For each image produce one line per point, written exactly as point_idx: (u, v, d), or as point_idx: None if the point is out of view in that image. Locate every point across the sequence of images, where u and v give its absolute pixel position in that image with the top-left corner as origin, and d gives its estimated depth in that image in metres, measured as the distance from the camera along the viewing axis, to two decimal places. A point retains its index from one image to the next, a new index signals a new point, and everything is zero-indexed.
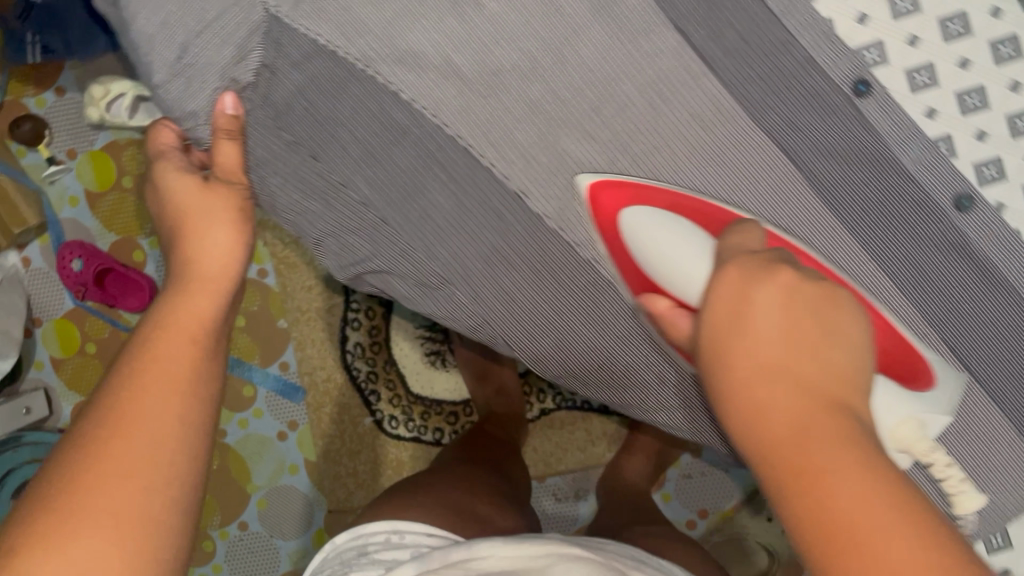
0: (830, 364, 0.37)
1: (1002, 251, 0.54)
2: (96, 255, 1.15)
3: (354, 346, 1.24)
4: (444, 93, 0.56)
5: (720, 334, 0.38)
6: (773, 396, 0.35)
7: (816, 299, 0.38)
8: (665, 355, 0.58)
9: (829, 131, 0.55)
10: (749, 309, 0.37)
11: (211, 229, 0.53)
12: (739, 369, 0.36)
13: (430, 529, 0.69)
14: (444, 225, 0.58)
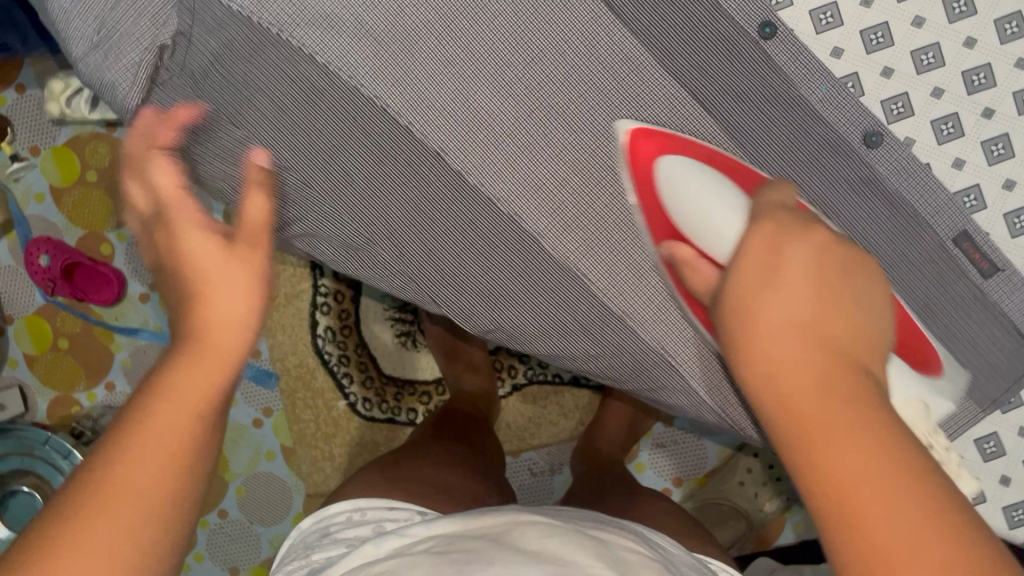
0: (856, 326, 0.39)
1: (911, 184, 0.55)
2: (63, 248, 1.10)
3: (324, 331, 1.24)
4: (356, 53, 0.56)
5: (747, 283, 0.39)
6: (792, 349, 0.37)
7: (842, 263, 0.41)
8: (589, 303, 0.59)
9: (738, 76, 0.56)
10: (781, 261, 0.39)
11: None
12: (773, 317, 0.37)
13: (391, 502, 0.65)
14: (366, 186, 0.59)
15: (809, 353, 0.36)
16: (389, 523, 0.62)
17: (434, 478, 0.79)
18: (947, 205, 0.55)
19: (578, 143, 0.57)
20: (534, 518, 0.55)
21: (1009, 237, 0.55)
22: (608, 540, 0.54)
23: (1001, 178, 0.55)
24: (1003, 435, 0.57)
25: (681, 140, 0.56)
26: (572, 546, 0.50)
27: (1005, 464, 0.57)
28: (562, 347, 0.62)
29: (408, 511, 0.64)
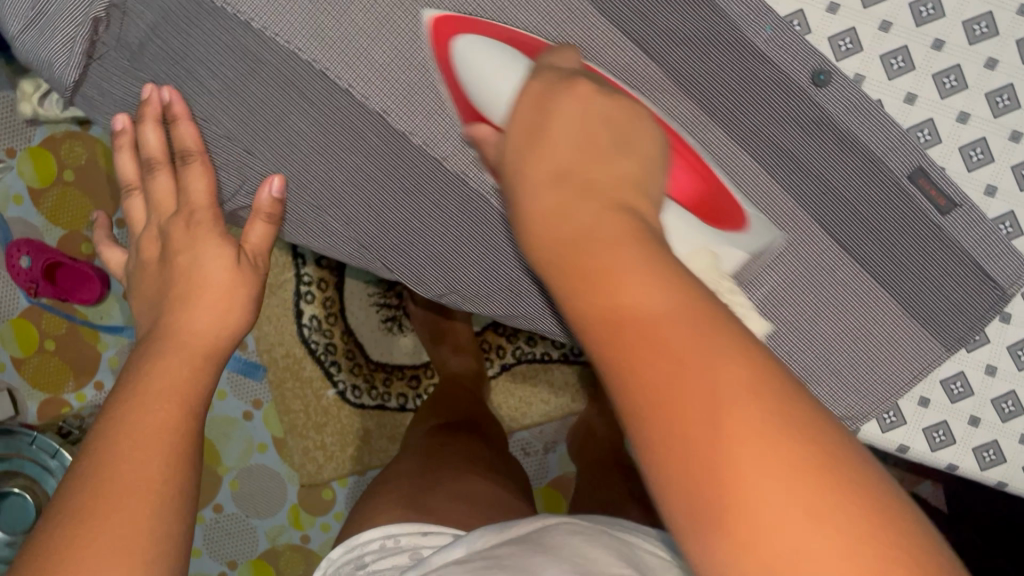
0: (623, 173, 0.37)
1: (865, 122, 0.54)
2: (43, 249, 1.08)
3: (310, 319, 1.25)
4: (292, 15, 0.54)
5: (519, 138, 0.39)
6: (557, 198, 0.35)
7: (610, 110, 0.39)
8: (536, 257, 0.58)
9: (681, 20, 0.55)
10: (547, 114, 0.39)
11: (198, 243, 0.56)
12: (531, 170, 0.37)
13: (426, 527, 0.65)
14: (309, 152, 0.58)
15: (568, 198, 0.35)
16: (427, 549, 0.63)
17: (432, 484, 0.77)
18: (901, 140, 0.54)
19: None
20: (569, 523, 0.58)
21: (966, 170, 0.55)
22: (633, 542, 0.59)
23: (955, 111, 0.54)
24: (967, 375, 0.56)
25: (478, 22, 0.55)
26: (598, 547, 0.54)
27: (971, 403, 0.56)
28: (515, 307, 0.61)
29: (444, 535, 0.64)
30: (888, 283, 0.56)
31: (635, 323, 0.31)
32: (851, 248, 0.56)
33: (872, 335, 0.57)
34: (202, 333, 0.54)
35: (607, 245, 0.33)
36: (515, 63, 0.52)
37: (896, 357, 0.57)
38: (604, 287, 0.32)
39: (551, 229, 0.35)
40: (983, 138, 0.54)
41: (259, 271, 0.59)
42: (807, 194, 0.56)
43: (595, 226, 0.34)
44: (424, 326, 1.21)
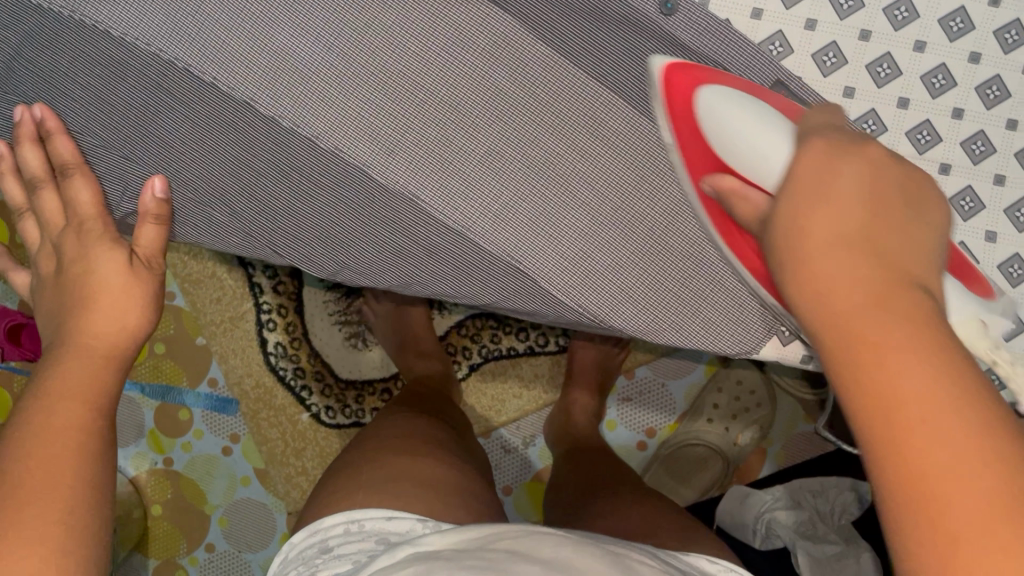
0: (911, 243, 0.39)
1: (715, 42, 0.54)
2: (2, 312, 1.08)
3: (275, 347, 1.28)
4: (151, 19, 0.55)
5: (797, 198, 0.40)
6: (834, 268, 0.37)
7: (902, 179, 0.41)
8: (607, 285, 0.58)
9: None
10: (833, 176, 0.39)
11: (89, 249, 0.57)
12: (817, 233, 0.38)
13: (390, 512, 0.69)
14: (183, 148, 0.59)
15: (861, 265, 0.37)
16: (391, 536, 0.67)
17: (388, 473, 0.77)
18: (755, 59, 0.54)
19: (386, 66, 0.57)
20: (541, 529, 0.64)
21: (822, 76, 0.55)
22: (623, 554, 0.61)
23: (803, 20, 0.55)
24: None
25: (714, 74, 0.51)
26: (585, 555, 0.59)
27: None
28: (404, 273, 0.62)
29: (408, 520, 0.68)
30: None
31: (901, 404, 0.33)
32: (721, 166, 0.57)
33: None
34: (104, 331, 0.56)
35: (876, 313, 0.35)
36: (774, 121, 0.46)
37: None
38: (874, 370, 0.34)
39: (832, 300, 0.37)
40: (834, 42, 0.55)
41: (154, 273, 0.60)
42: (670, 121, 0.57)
43: (877, 300, 0.36)
44: (387, 330, 1.25)
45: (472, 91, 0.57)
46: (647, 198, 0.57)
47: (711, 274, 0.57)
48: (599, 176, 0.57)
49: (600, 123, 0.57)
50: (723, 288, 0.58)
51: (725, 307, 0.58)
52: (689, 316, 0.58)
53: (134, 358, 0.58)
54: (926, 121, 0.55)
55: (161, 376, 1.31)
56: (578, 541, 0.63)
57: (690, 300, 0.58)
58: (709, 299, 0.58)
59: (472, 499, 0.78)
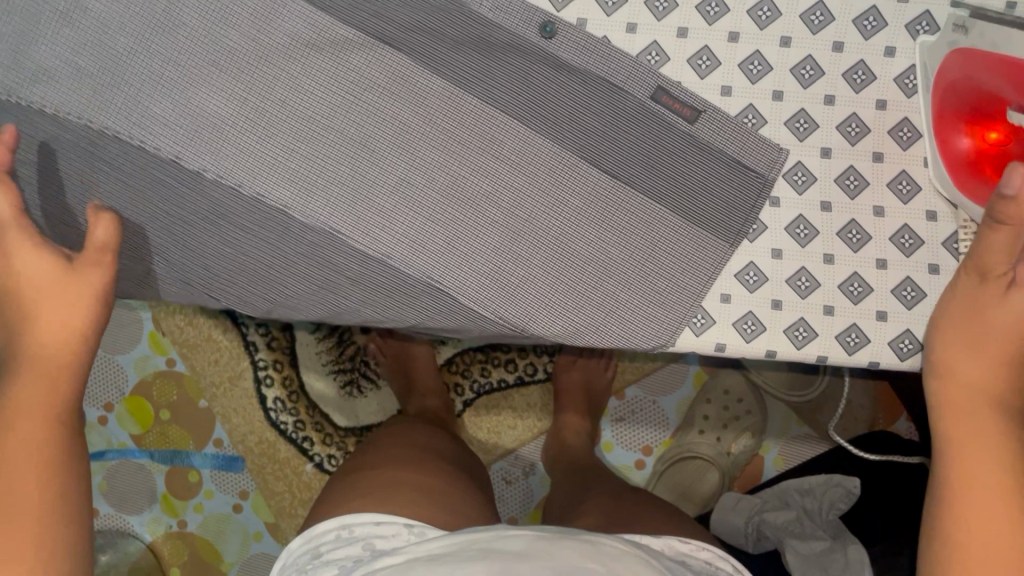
0: (1005, 339, 0.55)
1: (593, 57, 0.59)
2: None
3: (275, 402, 1.33)
4: (78, 96, 0.61)
5: (962, 324, 0.56)
6: (970, 375, 0.56)
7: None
8: (526, 292, 0.61)
9: (413, 11, 0.60)
10: (990, 316, 0.55)
11: (13, 257, 0.58)
12: (951, 360, 0.56)
13: (377, 517, 0.71)
14: (124, 209, 0.64)
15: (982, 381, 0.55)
16: (378, 540, 0.69)
17: (379, 484, 0.79)
18: (633, 68, 0.59)
19: (298, 114, 0.61)
20: (514, 531, 0.65)
21: (700, 79, 0.59)
22: (598, 541, 0.65)
23: (675, 29, 0.59)
24: (813, 270, 0.59)
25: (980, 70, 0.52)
26: (556, 547, 0.62)
27: (823, 294, 0.59)
28: (336, 303, 0.65)
29: (394, 524, 0.70)
30: (656, 195, 0.60)
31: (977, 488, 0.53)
32: (616, 172, 0.60)
33: (662, 247, 0.60)
34: (51, 338, 0.59)
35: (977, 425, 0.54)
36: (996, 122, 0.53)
37: (681, 263, 0.60)
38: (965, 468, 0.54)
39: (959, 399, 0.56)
40: (706, 46, 0.59)
41: (104, 264, 0.60)
42: (562, 133, 0.60)
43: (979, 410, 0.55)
44: (393, 370, 1.28)
45: (378, 129, 0.61)
46: (551, 209, 0.61)
47: (621, 274, 0.60)
48: (505, 195, 0.61)
49: (500, 144, 0.60)
50: (633, 286, 0.60)
51: (638, 304, 0.60)
52: (605, 316, 0.61)
53: (101, 337, 0.62)
54: (801, 110, 0.59)
55: (169, 441, 1.35)
56: (558, 534, 0.65)
57: (603, 301, 0.61)
58: (621, 298, 0.60)
59: (464, 506, 0.81)
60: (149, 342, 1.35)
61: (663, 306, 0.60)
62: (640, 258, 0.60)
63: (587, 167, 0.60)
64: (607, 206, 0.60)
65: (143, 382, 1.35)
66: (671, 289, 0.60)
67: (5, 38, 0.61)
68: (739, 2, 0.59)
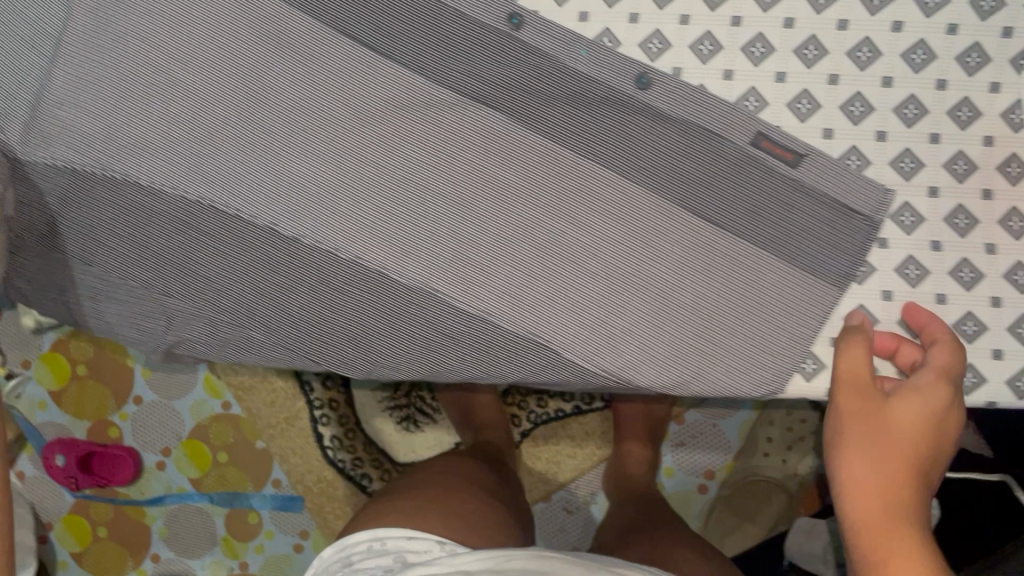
0: (899, 432, 0.56)
1: (691, 105, 0.58)
2: (74, 445, 1.33)
3: (332, 440, 1.29)
4: (173, 168, 0.62)
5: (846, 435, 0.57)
6: (860, 481, 0.56)
7: (920, 412, 0.56)
8: (632, 345, 0.60)
9: (505, 68, 0.60)
10: (884, 415, 0.56)
11: None
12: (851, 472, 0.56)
13: (411, 531, 0.71)
14: (216, 278, 0.63)
15: (874, 481, 0.55)
16: (410, 555, 0.69)
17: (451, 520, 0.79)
18: (732, 116, 0.58)
19: (392, 175, 0.61)
20: (554, 555, 0.65)
21: (800, 122, 0.58)
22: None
23: (772, 74, 0.58)
24: (927, 310, 0.58)
25: None
26: None
27: None
28: (435, 362, 0.64)
29: (427, 539, 0.70)
30: (759, 241, 0.59)
31: None
32: (718, 219, 0.59)
33: (769, 293, 0.59)
34: None
35: (882, 528, 0.54)
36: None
37: (788, 309, 0.59)
38: None
39: (863, 506, 0.55)
40: (806, 90, 0.58)
41: None
42: (662, 183, 0.59)
43: (886, 518, 0.54)
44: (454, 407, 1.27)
45: (474, 187, 0.61)
46: (654, 259, 0.60)
47: (727, 322, 0.59)
48: (606, 247, 0.60)
49: (596, 195, 0.60)
50: (739, 333, 0.59)
51: (745, 352, 0.59)
52: (711, 365, 0.59)
53: None
54: (906, 150, 0.58)
55: (227, 484, 1.36)
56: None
57: (709, 349, 0.59)
58: (726, 347, 0.59)
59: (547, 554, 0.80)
60: (204, 386, 1.36)
61: (769, 353, 0.59)
62: (745, 306, 0.59)
63: (688, 215, 0.59)
64: (711, 254, 0.59)
65: (200, 426, 1.36)
66: (779, 335, 0.59)
67: (95, 114, 0.61)
68: (838, 44, 0.57)
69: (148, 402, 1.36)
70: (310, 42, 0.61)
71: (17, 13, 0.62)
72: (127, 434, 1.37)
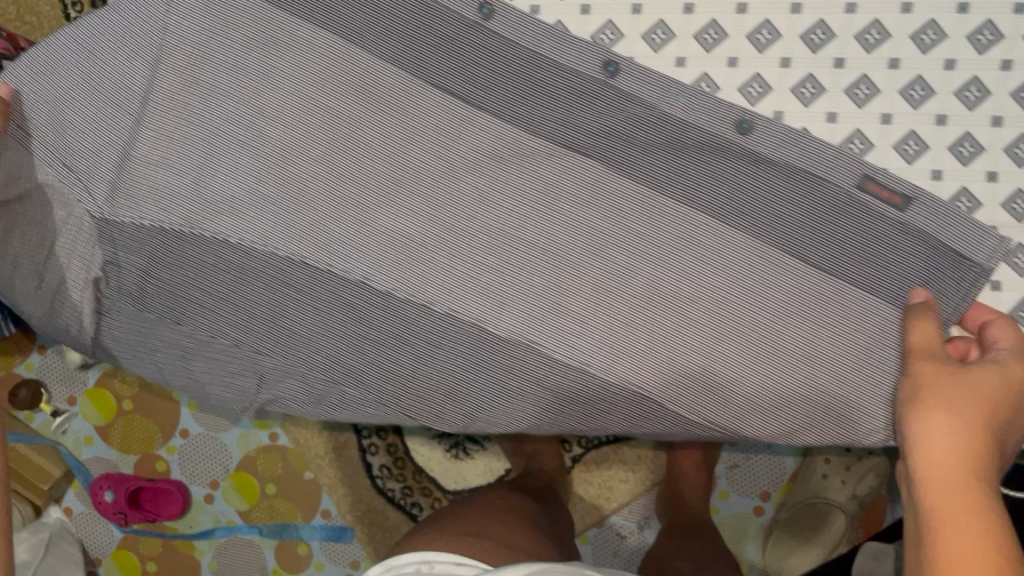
0: (975, 387, 0.48)
1: (793, 148, 0.56)
2: (123, 479, 1.15)
3: (381, 470, 1.13)
4: (265, 223, 0.61)
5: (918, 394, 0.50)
6: (930, 428, 0.47)
7: (1001, 379, 0.49)
8: (739, 394, 0.59)
9: (600, 115, 0.59)
10: (960, 373, 0.49)
11: None
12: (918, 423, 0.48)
13: (460, 558, 0.68)
14: (308, 334, 0.62)
15: (945, 425, 0.47)
16: None
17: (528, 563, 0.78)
18: (837, 159, 0.56)
19: (486, 227, 0.60)
20: None
21: (907, 164, 0.57)
22: None
23: (878, 116, 0.57)
24: None
25: None
26: None
27: None
28: (537, 414, 0.62)
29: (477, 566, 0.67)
30: (867, 286, 0.57)
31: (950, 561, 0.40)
32: (824, 265, 0.58)
33: (878, 341, 0.57)
34: None
35: (948, 468, 0.44)
36: None
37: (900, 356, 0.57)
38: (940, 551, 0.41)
39: (928, 450, 0.46)
40: (913, 131, 0.56)
41: None
42: (765, 229, 0.58)
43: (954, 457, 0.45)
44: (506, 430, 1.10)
45: (571, 237, 0.60)
46: (756, 307, 0.58)
47: (835, 370, 0.58)
48: (707, 295, 0.59)
49: (697, 243, 0.59)
50: (848, 381, 0.57)
51: (855, 401, 0.57)
52: (821, 413, 0.58)
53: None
54: (1018, 190, 0.56)
55: (275, 515, 1.15)
56: None
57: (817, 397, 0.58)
58: (835, 394, 0.58)
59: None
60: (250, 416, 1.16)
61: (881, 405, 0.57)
62: (854, 354, 0.57)
63: (793, 259, 0.58)
64: (819, 300, 0.58)
65: (246, 459, 1.16)
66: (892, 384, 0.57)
67: (184, 172, 0.61)
68: (945, 84, 0.56)
69: (194, 435, 1.16)
70: (403, 94, 0.60)
71: (102, 72, 0.62)
72: (175, 467, 1.17)
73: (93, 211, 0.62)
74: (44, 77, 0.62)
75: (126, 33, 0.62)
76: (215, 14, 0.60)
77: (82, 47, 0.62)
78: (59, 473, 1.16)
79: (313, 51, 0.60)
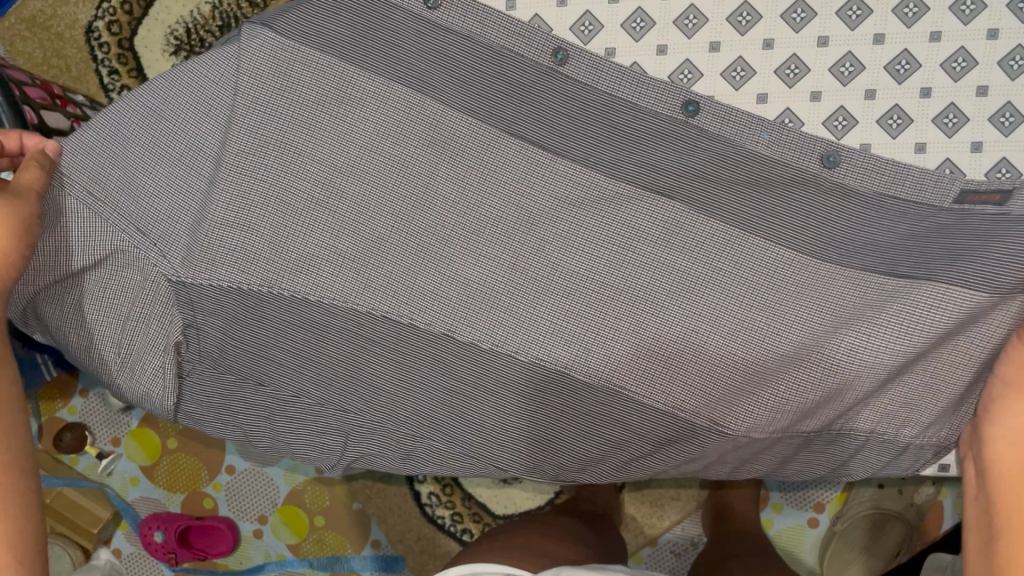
0: None
1: (884, 176, 0.56)
2: (172, 519, 1.08)
3: (430, 496, 1.09)
4: (344, 280, 0.60)
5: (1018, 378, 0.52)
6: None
7: None
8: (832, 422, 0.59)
9: (680, 155, 0.58)
10: None
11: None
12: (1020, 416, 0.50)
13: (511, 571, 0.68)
14: (394, 389, 0.62)
15: None
16: None
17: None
18: (926, 180, 0.55)
19: (565, 273, 0.60)
20: None
21: None
22: None
23: (968, 143, 0.55)
24: None
25: None
26: None
27: None
28: (628, 463, 0.63)
29: None
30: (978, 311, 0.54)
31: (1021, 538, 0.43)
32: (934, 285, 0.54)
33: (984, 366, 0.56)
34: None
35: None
36: None
37: None
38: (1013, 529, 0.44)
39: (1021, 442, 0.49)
40: (1005, 157, 0.55)
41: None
42: (858, 253, 0.56)
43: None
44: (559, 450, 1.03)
45: (654, 277, 0.59)
46: (850, 338, 0.56)
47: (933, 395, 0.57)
48: (800, 327, 0.57)
49: (787, 280, 0.57)
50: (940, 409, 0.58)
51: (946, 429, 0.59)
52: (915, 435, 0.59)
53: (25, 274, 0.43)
54: None
55: (325, 549, 1.10)
56: None
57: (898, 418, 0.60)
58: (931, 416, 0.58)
59: None
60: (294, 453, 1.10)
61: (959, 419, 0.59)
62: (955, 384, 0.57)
63: (890, 283, 0.55)
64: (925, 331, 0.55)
65: (295, 492, 1.10)
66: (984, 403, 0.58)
67: (259, 231, 0.60)
68: None
69: (241, 471, 1.10)
70: (481, 142, 0.59)
71: (171, 133, 0.61)
72: (223, 504, 1.10)
73: (170, 273, 0.62)
74: (111, 137, 0.62)
75: (194, 92, 0.61)
76: (283, 70, 0.59)
77: (151, 111, 0.61)
78: (105, 516, 1.08)
79: (384, 104, 0.59)
